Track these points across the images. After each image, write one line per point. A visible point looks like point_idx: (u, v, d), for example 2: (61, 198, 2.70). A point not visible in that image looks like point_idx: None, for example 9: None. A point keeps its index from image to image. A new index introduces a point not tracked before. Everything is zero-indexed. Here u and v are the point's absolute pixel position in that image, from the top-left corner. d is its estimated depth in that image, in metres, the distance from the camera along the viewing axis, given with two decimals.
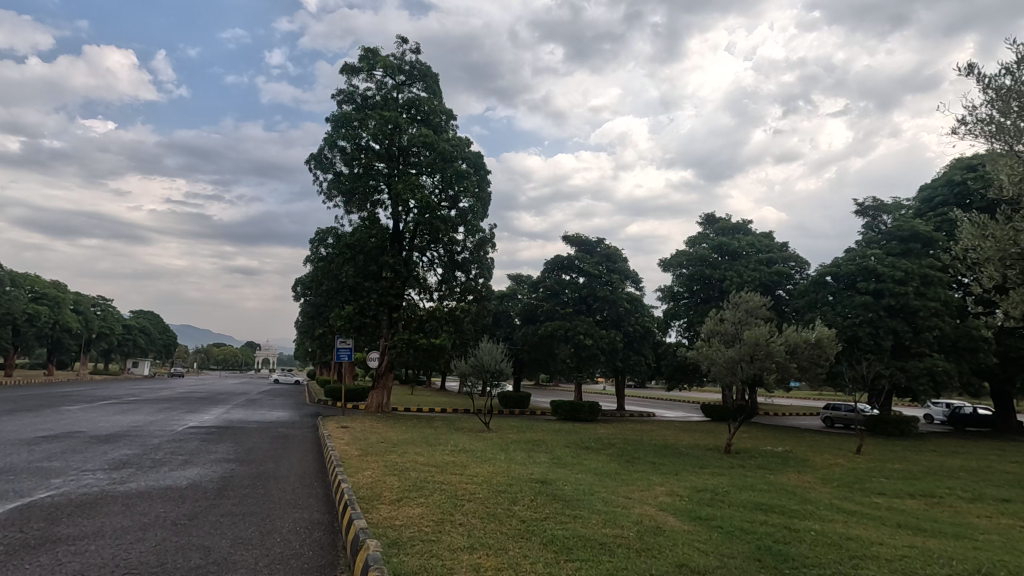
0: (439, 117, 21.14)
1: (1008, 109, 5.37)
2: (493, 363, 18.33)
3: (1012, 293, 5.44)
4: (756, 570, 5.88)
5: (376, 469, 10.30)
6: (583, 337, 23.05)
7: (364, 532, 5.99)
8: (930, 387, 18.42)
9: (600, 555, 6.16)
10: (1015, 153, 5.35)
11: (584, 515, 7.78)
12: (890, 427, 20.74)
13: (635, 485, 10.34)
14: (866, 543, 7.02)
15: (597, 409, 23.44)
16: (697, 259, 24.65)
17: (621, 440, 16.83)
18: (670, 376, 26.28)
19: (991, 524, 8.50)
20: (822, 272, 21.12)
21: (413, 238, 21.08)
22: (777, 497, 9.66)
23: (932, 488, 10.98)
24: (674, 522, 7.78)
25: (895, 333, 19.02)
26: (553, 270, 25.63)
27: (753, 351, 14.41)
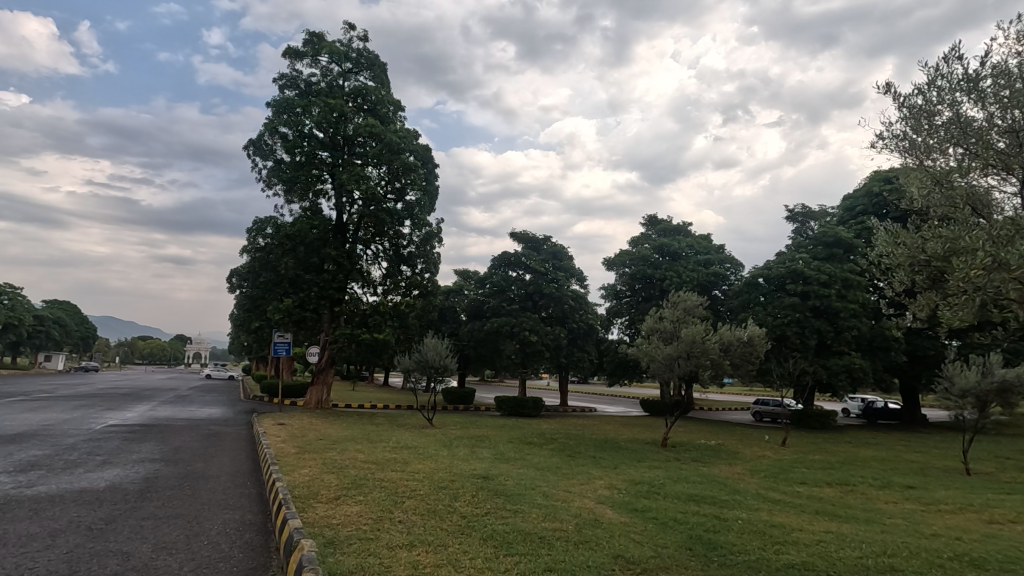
0: (387, 108, 20.68)
1: (920, 126, 5.74)
2: (437, 359, 18.16)
3: (920, 297, 5.88)
4: (687, 558, 6.13)
5: (313, 466, 10.00)
6: (529, 333, 23.29)
7: (299, 532, 5.80)
8: (848, 383, 19.80)
9: (538, 549, 6.23)
10: (923, 167, 5.76)
11: (524, 510, 7.87)
12: (813, 420, 22.11)
13: (575, 479, 10.57)
14: (787, 529, 7.46)
15: (541, 404, 23.73)
16: (639, 259, 25.30)
17: (563, 435, 17.08)
18: (612, 371, 26.91)
19: (896, 509, 9.23)
20: (755, 273, 22.20)
21: (357, 230, 20.59)
22: (709, 488, 10.12)
23: (846, 476, 11.83)
24: (611, 514, 7.97)
25: (818, 332, 20.28)
26: (500, 266, 25.73)
27: (690, 347, 14.99)
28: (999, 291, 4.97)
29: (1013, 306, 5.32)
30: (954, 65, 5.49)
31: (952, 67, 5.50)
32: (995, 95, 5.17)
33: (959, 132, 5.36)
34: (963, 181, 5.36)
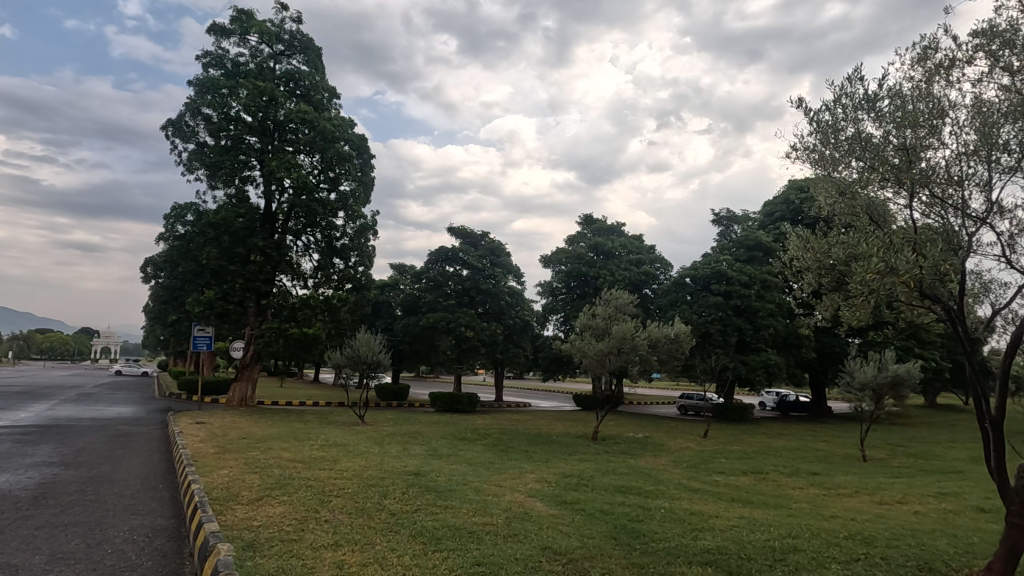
0: (321, 94, 19.92)
1: (826, 140, 6.17)
2: (370, 355, 17.74)
3: (826, 298, 6.35)
4: (611, 547, 6.35)
5: (233, 467, 9.52)
6: (465, 329, 23.25)
7: (215, 536, 5.51)
8: (764, 378, 21.12)
9: (467, 543, 6.26)
10: (829, 178, 6.23)
11: (455, 505, 7.86)
12: (732, 413, 23.43)
13: (507, 473, 10.67)
14: (705, 516, 7.88)
15: (476, 400, 23.72)
16: (575, 257, 25.82)
17: (496, 430, 17.16)
18: (547, 367, 27.34)
19: (802, 494, 9.99)
20: (683, 273, 23.20)
21: (287, 219, 19.78)
22: (635, 479, 10.54)
23: (760, 465, 12.66)
24: (541, 507, 8.11)
25: (739, 330, 21.51)
26: (437, 261, 25.49)
27: (620, 344, 15.49)
28: (889, 292, 5.47)
29: (902, 307, 5.88)
30: (856, 86, 5.97)
31: (855, 86, 5.97)
32: (890, 113, 5.66)
33: (859, 146, 5.83)
34: (864, 192, 5.83)
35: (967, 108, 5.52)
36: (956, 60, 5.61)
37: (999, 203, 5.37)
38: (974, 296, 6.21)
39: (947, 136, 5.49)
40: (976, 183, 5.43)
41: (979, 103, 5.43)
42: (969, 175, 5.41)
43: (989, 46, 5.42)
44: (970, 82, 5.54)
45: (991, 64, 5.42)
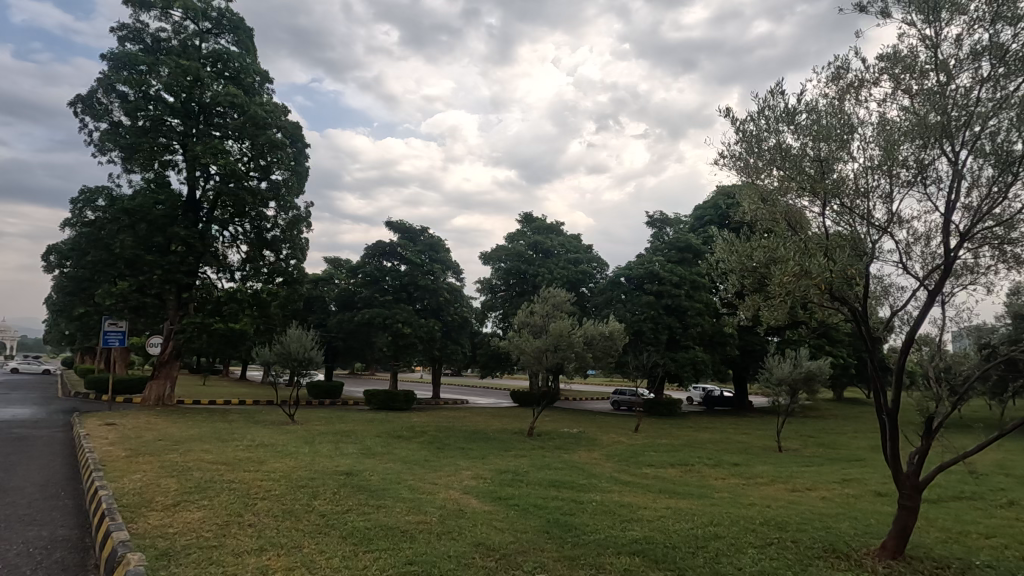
0: (251, 77, 18.92)
1: (751, 150, 6.51)
2: (301, 351, 17.05)
3: (747, 298, 6.73)
4: (544, 541, 6.46)
5: (148, 471, 8.91)
6: (402, 325, 22.85)
7: (124, 545, 5.13)
8: (691, 374, 22.14)
9: (400, 543, 6.17)
10: (752, 186, 6.60)
11: (389, 504, 7.73)
12: (662, 408, 24.40)
13: (443, 471, 10.60)
14: (634, 508, 8.16)
15: (412, 397, 23.41)
16: (514, 254, 26.00)
17: (433, 428, 16.99)
18: (485, 364, 27.35)
19: (724, 484, 10.55)
20: (618, 273, 23.92)
21: (212, 208, 18.70)
22: (569, 473, 10.75)
23: (686, 457, 13.25)
24: (476, 504, 8.11)
25: (669, 329, 22.41)
26: (373, 255, 24.90)
27: (557, 341, 15.75)
28: (803, 294, 5.88)
29: (814, 308, 6.33)
30: (778, 99, 6.35)
31: (776, 101, 6.35)
32: (807, 126, 6.06)
33: (779, 157, 6.22)
34: (783, 200, 6.24)
35: (874, 126, 5.99)
36: (865, 81, 6.08)
37: (897, 214, 5.89)
38: (876, 298, 6.76)
39: (855, 151, 5.95)
40: (879, 195, 5.92)
41: (883, 121, 5.92)
42: (874, 187, 5.88)
43: (892, 70, 5.91)
44: (876, 101, 6.02)
45: (894, 86, 5.91)
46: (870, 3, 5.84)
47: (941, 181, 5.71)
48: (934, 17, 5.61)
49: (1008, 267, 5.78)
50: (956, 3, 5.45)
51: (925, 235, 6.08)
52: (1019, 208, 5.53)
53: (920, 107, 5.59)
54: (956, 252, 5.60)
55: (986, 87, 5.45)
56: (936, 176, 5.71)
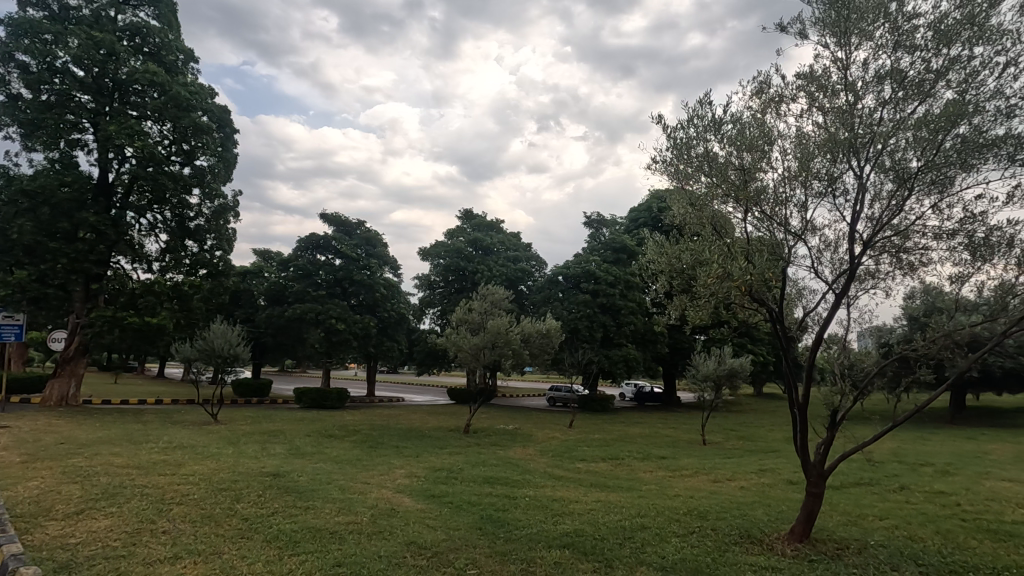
0: (174, 55, 17.72)
1: (681, 156, 6.77)
2: (226, 347, 16.17)
3: (676, 298, 7.02)
4: (476, 537, 6.48)
5: (46, 477, 8.17)
6: (335, 321, 22.14)
7: (16, 559, 4.69)
8: (624, 371, 22.82)
9: (328, 544, 6.01)
10: (682, 191, 6.88)
11: (318, 505, 7.50)
12: (595, 404, 25.02)
13: (375, 470, 10.38)
14: (566, 502, 8.34)
15: (345, 395, 22.77)
16: (453, 251, 25.85)
17: (366, 427, 16.59)
18: (421, 361, 27.01)
19: (652, 476, 10.98)
20: (556, 272, 24.35)
21: (127, 193, 17.37)
22: (503, 470, 10.82)
23: (617, 451, 13.68)
24: (409, 503, 8.02)
25: (604, 327, 23.00)
26: (306, 248, 24.02)
27: (495, 338, 15.80)
28: (725, 294, 6.22)
29: (736, 308, 6.70)
30: (706, 110, 6.66)
31: (704, 110, 6.65)
32: (732, 136, 6.40)
33: (707, 164, 6.53)
34: (710, 206, 6.56)
35: (791, 139, 6.41)
36: (784, 96, 6.49)
37: (810, 222, 6.33)
38: (791, 300, 7.25)
39: (775, 162, 6.35)
40: (795, 204, 6.34)
41: (799, 134, 6.35)
42: (791, 196, 6.30)
43: (808, 87, 6.35)
44: (794, 116, 6.44)
45: (809, 103, 6.35)
46: (789, 24, 6.25)
47: (848, 193, 6.20)
48: (845, 41, 6.07)
49: (904, 274, 6.37)
50: (864, 30, 5.92)
51: (834, 243, 6.58)
52: (913, 219, 6.09)
53: (831, 124, 6.04)
54: (860, 259, 6.09)
55: (888, 109, 5.95)
56: (844, 188, 6.19)
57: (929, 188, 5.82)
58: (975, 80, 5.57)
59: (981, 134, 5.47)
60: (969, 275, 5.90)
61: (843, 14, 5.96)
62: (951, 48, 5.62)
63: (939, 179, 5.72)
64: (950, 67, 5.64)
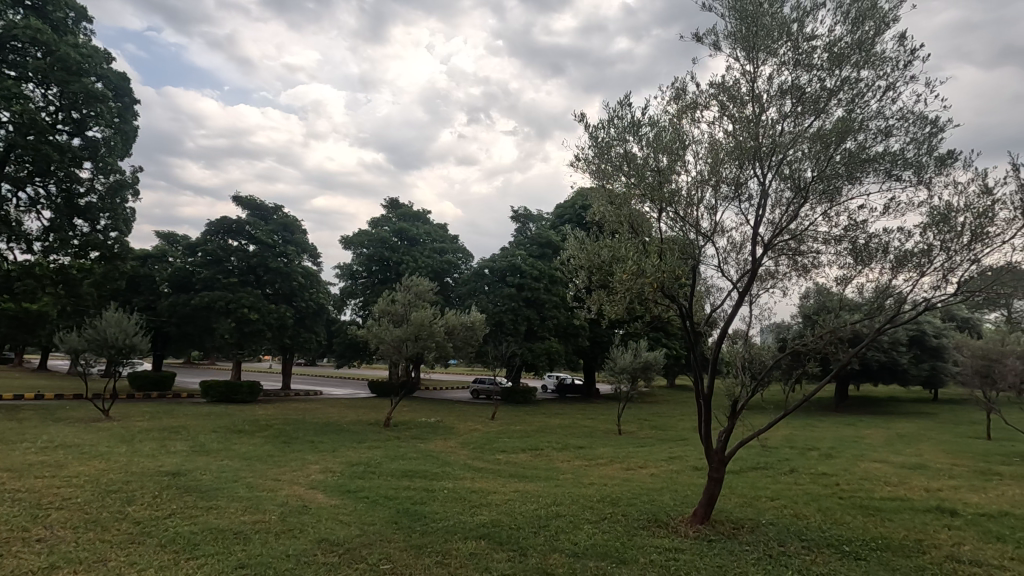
0: (63, 12, 15.89)
1: (602, 153, 6.94)
2: (121, 337, 14.84)
3: (595, 292, 7.22)
4: (391, 532, 6.38)
5: None
6: (248, 311, 20.92)
7: None
8: (547, 363, 23.28)
9: (231, 546, 5.68)
10: (602, 189, 7.08)
11: (221, 505, 7.07)
12: (518, 396, 25.37)
13: (287, 466, 9.95)
14: (484, 493, 8.40)
15: (258, 389, 21.65)
16: (378, 241, 25.20)
17: (280, 421, 15.83)
18: (341, 353, 26.14)
19: (569, 466, 11.31)
20: (482, 265, 24.40)
21: (1, 163, 15.27)
22: (423, 463, 10.71)
23: (537, 442, 13.95)
24: (322, 499, 7.76)
25: (528, 320, 23.36)
26: (217, 232, 22.52)
27: (418, 331, 15.57)
28: (639, 290, 6.49)
29: (650, 304, 7.00)
30: (626, 111, 6.88)
31: (624, 112, 6.87)
32: (649, 138, 6.67)
33: (626, 165, 6.76)
34: (629, 205, 6.81)
35: (703, 144, 6.77)
36: (698, 103, 6.85)
37: (719, 224, 6.74)
38: (700, 296, 7.69)
39: (688, 165, 6.67)
40: (705, 207, 6.72)
41: (710, 141, 6.71)
42: (701, 199, 6.66)
43: (719, 97, 6.72)
44: (706, 123, 6.80)
45: (720, 112, 6.72)
46: (704, 35, 6.59)
47: (751, 198, 6.65)
48: (752, 55, 6.48)
49: (798, 275, 6.93)
50: (769, 46, 6.35)
51: (738, 244, 7.04)
52: (807, 225, 6.63)
53: (739, 133, 6.44)
54: (761, 260, 6.57)
55: (788, 121, 6.43)
56: (748, 194, 6.64)
57: (820, 197, 6.36)
58: (860, 100, 6.14)
59: (864, 150, 6.04)
60: (852, 277, 6.53)
61: (752, 30, 6.35)
62: (842, 70, 6.15)
63: (828, 189, 6.27)
64: (841, 87, 6.18)
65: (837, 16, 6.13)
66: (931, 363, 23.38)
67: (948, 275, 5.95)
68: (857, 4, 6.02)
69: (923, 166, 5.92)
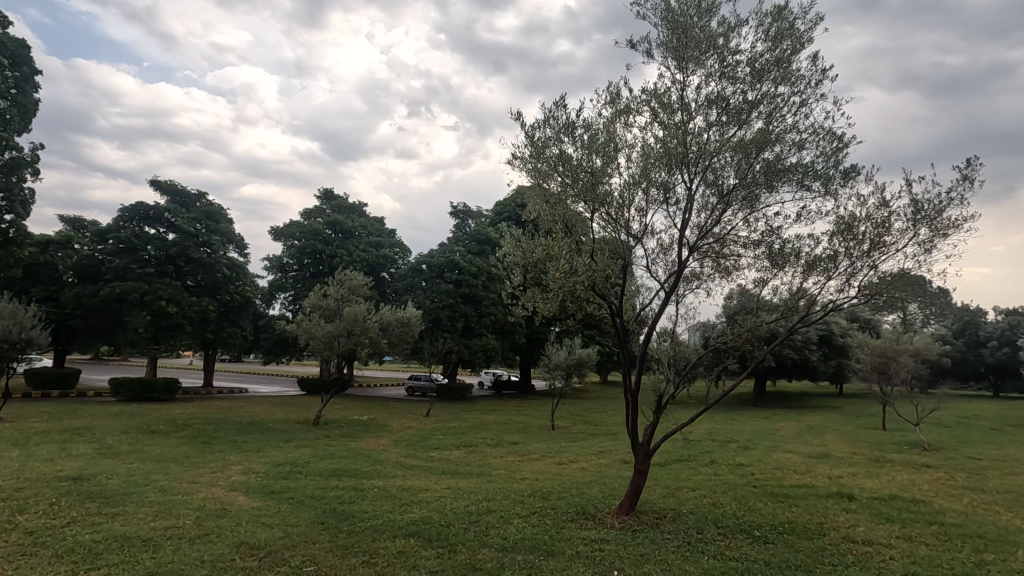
0: None
1: (539, 152, 7.01)
2: (16, 330, 13.49)
3: (530, 289, 7.29)
4: (317, 533, 6.20)
5: None
6: (166, 303, 19.60)
7: None
8: (483, 360, 23.29)
9: (139, 553, 5.33)
10: (538, 187, 7.16)
11: (128, 511, 6.60)
12: (454, 393, 25.23)
13: (206, 468, 9.42)
14: (415, 491, 8.29)
15: (175, 386, 20.35)
16: (310, 232, 24.30)
17: (200, 421, 14.97)
18: (269, 349, 25.03)
19: (502, 461, 11.38)
20: (419, 260, 24.12)
21: None
22: (352, 462, 10.44)
23: (471, 439, 13.94)
24: (243, 501, 7.41)
25: (465, 317, 23.30)
26: (131, 219, 20.94)
27: (351, 326, 15.14)
28: (571, 289, 6.64)
29: (582, 302, 7.17)
30: (561, 113, 7.00)
31: (560, 113, 6.99)
32: (583, 140, 6.82)
33: (561, 165, 6.88)
34: (564, 205, 6.94)
35: (635, 148, 7.00)
36: (630, 108, 7.06)
37: (648, 226, 6.99)
38: (630, 295, 7.95)
39: (620, 168, 6.87)
40: (636, 209, 6.95)
41: (641, 145, 6.93)
42: (633, 201, 6.88)
43: (651, 103, 6.96)
44: (638, 128, 7.04)
45: (651, 117, 6.97)
46: (638, 43, 6.82)
47: (678, 202, 6.95)
48: (682, 65, 6.75)
49: (721, 277, 7.32)
50: (697, 58, 6.65)
51: (667, 246, 7.34)
52: (729, 229, 7.00)
53: (668, 139, 6.70)
54: (686, 261, 6.89)
55: (712, 131, 6.76)
56: (675, 198, 6.93)
57: (742, 204, 6.73)
58: (778, 114, 6.55)
59: (781, 160, 6.46)
60: (768, 279, 6.97)
61: (682, 40, 6.63)
62: (763, 84, 6.54)
63: (748, 197, 6.66)
64: (761, 101, 6.57)
65: (759, 34, 6.51)
66: (838, 360, 25.35)
67: (851, 279, 6.48)
68: (776, 23, 6.43)
69: (831, 178, 6.40)
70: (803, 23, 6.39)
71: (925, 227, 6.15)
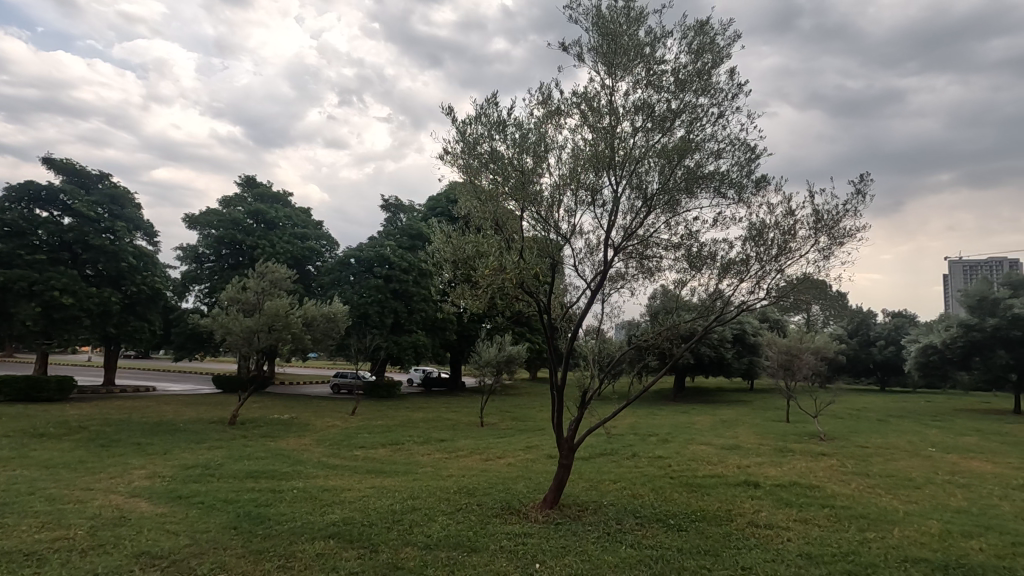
0: None
1: (472, 149, 6.99)
2: None
3: (460, 286, 7.25)
4: (228, 538, 5.87)
5: None
6: (60, 294, 17.86)
7: None
8: (413, 357, 22.95)
9: (20, 570, 4.83)
10: (469, 184, 7.14)
11: (7, 524, 5.95)
12: (382, 391, 24.70)
13: (104, 473, 8.68)
14: (337, 492, 8.04)
15: (69, 386, 18.60)
16: (229, 221, 22.96)
17: (99, 422, 13.77)
18: (180, 345, 23.41)
19: (428, 459, 11.27)
20: (347, 253, 23.45)
21: None
22: (271, 463, 9.98)
23: (398, 437, 13.71)
24: (146, 507, 6.90)
25: (394, 313, 22.87)
26: (18, 200, 18.89)
27: (272, 321, 14.43)
28: (500, 286, 6.69)
29: (510, 299, 7.22)
30: (493, 110, 7.02)
31: (491, 110, 7.00)
32: (515, 139, 6.87)
33: (492, 162, 6.91)
34: (495, 202, 6.96)
35: (566, 149, 7.12)
36: (561, 110, 7.19)
37: (576, 226, 7.15)
38: (559, 293, 8.11)
39: (551, 168, 6.98)
40: (565, 209, 7.09)
41: (571, 147, 7.07)
42: (562, 201, 7.01)
43: (581, 106, 7.11)
44: (569, 129, 7.18)
45: (581, 120, 7.12)
46: (570, 46, 6.96)
47: (605, 204, 7.15)
48: (612, 71, 6.96)
49: (644, 277, 7.61)
50: (626, 65, 6.88)
51: (594, 247, 7.54)
52: (652, 231, 7.30)
53: (596, 142, 6.89)
54: (611, 261, 7.12)
55: (638, 135, 7.01)
56: (602, 200, 7.13)
57: (665, 207, 7.03)
58: (699, 123, 6.90)
59: (700, 168, 6.82)
60: (687, 280, 7.33)
61: (612, 47, 6.84)
62: (686, 94, 6.86)
63: (670, 201, 6.97)
64: (683, 110, 6.89)
65: (683, 46, 6.82)
66: (749, 358, 27.12)
67: (760, 281, 6.94)
68: (699, 37, 6.77)
69: (744, 186, 6.83)
70: (723, 39, 6.76)
71: (825, 235, 6.69)
